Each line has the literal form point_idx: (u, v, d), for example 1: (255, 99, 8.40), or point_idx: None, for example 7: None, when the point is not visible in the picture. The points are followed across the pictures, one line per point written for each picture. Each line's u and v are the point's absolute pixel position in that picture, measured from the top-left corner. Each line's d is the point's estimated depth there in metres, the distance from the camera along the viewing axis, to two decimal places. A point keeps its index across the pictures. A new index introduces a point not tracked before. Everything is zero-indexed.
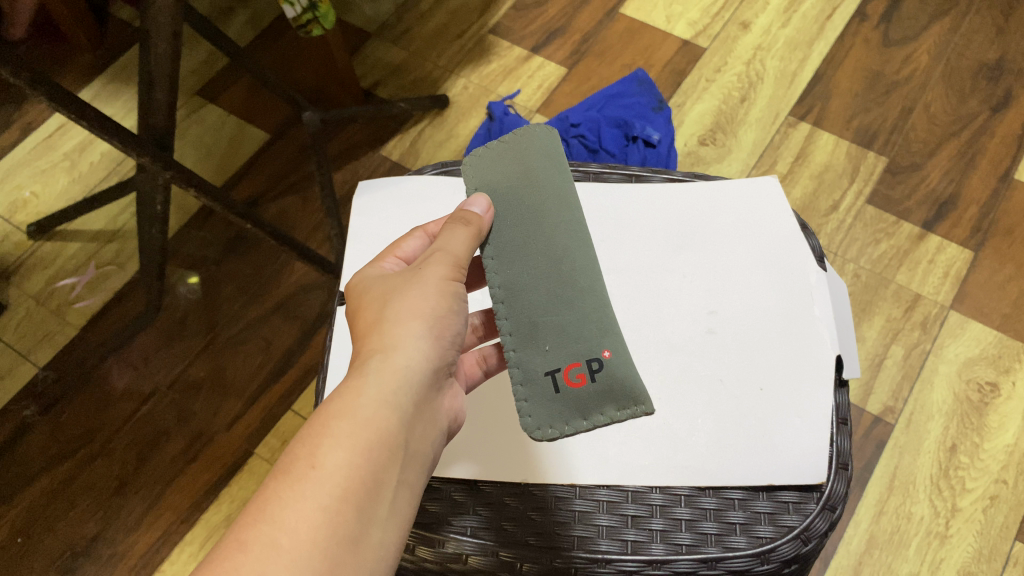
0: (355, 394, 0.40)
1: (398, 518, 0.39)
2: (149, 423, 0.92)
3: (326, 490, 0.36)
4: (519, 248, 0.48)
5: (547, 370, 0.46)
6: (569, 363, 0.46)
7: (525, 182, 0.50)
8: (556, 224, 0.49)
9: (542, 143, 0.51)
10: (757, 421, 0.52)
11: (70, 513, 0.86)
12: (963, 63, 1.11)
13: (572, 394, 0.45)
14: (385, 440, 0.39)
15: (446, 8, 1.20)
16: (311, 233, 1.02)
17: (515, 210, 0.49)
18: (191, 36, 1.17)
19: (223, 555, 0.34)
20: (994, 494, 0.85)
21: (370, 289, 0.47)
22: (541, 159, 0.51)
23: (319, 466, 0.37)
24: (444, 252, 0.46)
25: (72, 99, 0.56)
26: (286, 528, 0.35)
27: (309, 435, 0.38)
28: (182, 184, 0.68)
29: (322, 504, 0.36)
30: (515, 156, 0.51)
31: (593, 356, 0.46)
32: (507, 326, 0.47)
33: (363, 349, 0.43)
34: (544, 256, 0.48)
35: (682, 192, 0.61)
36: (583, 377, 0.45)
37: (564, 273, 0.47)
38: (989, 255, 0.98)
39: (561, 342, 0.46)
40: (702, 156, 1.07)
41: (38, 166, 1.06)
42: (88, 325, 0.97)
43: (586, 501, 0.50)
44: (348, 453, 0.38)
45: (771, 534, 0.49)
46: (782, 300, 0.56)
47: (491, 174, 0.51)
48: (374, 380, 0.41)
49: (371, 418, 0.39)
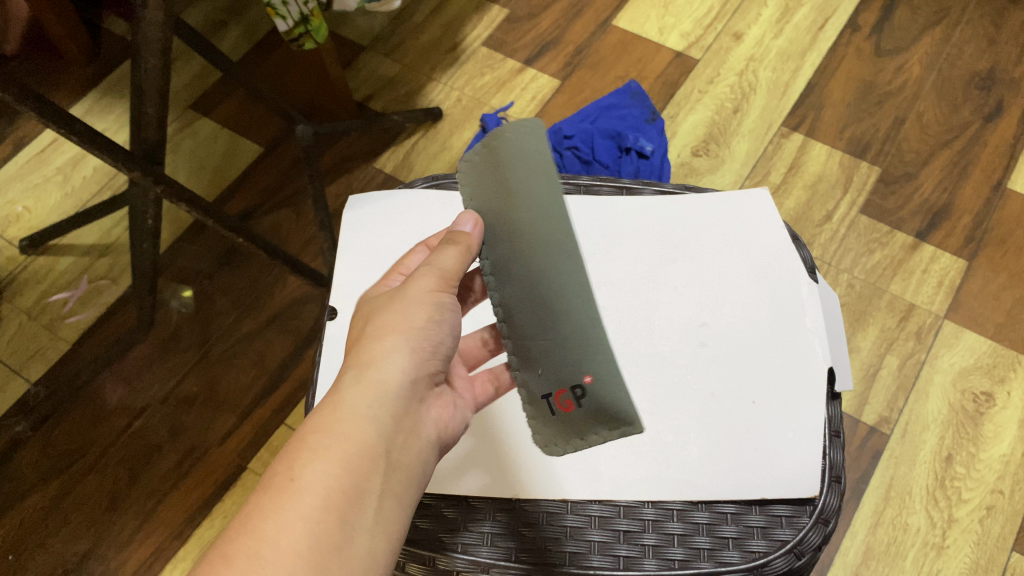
0: (333, 409, 0.40)
1: (387, 525, 0.39)
2: (142, 439, 0.91)
3: (306, 501, 0.36)
4: (505, 263, 0.46)
5: (543, 393, 0.45)
6: (558, 388, 0.44)
7: (503, 195, 0.45)
8: (534, 238, 0.44)
9: (515, 143, 0.45)
10: (751, 436, 0.52)
11: (63, 530, 0.86)
12: (955, 73, 1.12)
13: (565, 419, 0.44)
14: (366, 451, 0.39)
15: (440, 20, 1.21)
16: (305, 247, 1.02)
17: (499, 228, 0.46)
18: (184, 50, 1.17)
19: (206, 570, 0.34)
20: (991, 504, 0.84)
21: (360, 312, 0.47)
22: (516, 161, 0.45)
23: (299, 479, 0.37)
24: (428, 267, 0.46)
25: (62, 115, 0.56)
26: (267, 540, 0.35)
27: (289, 450, 0.39)
28: (174, 199, 0.68)
29: (302, 514, 0.36)
30: (494, 164, 0.46)
31: (577, 382, 0.43)
32: (509, 344, 0.47)
33: (345, 368, 0.43)
34: (526, 274, 0.44)
35: (673, 204, 0.61)
36: (571, 402, 0.44)
37: (543, 294, 0.44)
38: (983, 265, 0.98)
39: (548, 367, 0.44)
40: (695, 167, 1.07)
41: (31, 181, 1.06)
42: (81, 339, 0.97)
43: (578, 516, 0.49)
44: (328, 465, 0.38)
45: (764, 549, 0.48)
46: (772, 312, 0.56)
47: (475, 182, 0.47)
48: (352, 394, 0.41)
49: (350, 430, 0.39)
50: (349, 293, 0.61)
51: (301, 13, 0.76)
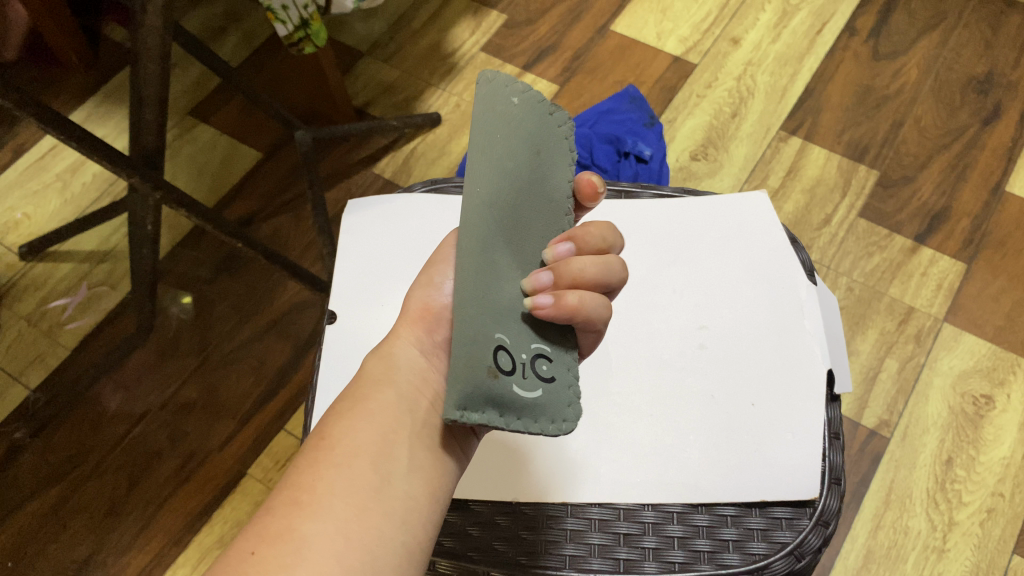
0: (361, 380, 0.44)
1: (425, 471, 0.41)
2: (141, 445, 0.91)
3: (337, 452, 0.39)
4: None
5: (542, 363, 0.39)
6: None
7: None
8: None
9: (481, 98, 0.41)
10: (751, 438, 0.52)
11: (62, 536, 0.86)
12: (952, 77, 1.12)
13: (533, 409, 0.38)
14: (392, 408, 0.42)
15: (438, 26, 1.21)
16: (304, 252, 1.02)
17: None
18: (183, 57, 1.17)
19: (252, 523, 0.37)
20: (991, 507, 0.84)
21: None
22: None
23: (330, 437, 0.40)
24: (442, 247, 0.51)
25: (62, 121, 0.56)
26: (303, 487, 0.38)
27: (324, 420, 0.42)
28: (173, 205, 0.68)
29: (334, 462, 0.39)
30: None
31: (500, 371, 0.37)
32: None
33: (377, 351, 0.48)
34: None
35: (671, 207, 0.61)
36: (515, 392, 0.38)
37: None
38: (981, 268, 0.99)
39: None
40: (693, 172, 1.07)
41: (30, 187, 1.06)
42: (80, 346, 0.97)
43: (578, 519, 0.49)
44: (358, 422, 0.41)
45: (764, 551, 0.48)
46: (771, 314, 0.56)
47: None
48: (377, 364, 0.45)
49: (379, 394, 0.43)
50: (348, 298, 0.61)
51: (301, 17, 0.76)
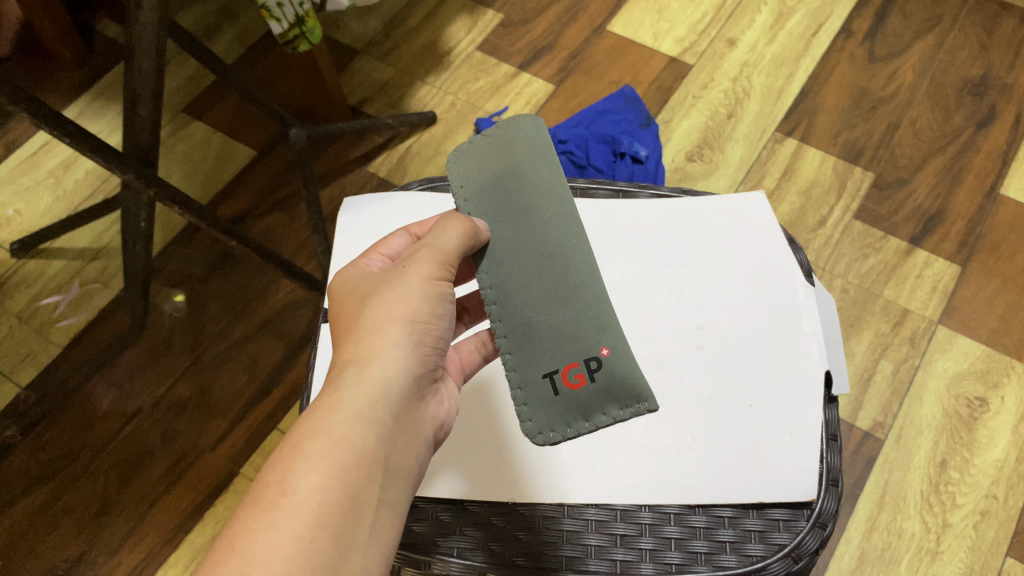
0: (328, 412, 0.40)
1: (382, 539, 0.39)
2: (133, 443, 0.90)
3: (299, 517, 0.36)
4: (494, 252, 0.48)
5: (544, 371, 0.47)
6: (568, 362, 0.46)
7: (514, 176, 0.50)
8: (547, 219, 0.49)
9: (523, 132, 0.52)
10: (749, 440, 0.51)
11: (53, 535, 0.85)
12: (947, 79, 1.12)
13: (572, 399, 0.46)
14: (361, 462, 0.39)
15: (434, 24, 1.20)
16: (298, 250, 1.02)
17: (509, 204, 0.49)
18: (177, 54, 1.16)
19: None
20: (985, 509, 0.84)
21: (352, 293, 0.47)
22: (526, 148, 0.51)
23: (291, 492, 0.37)
24: (432, 248, 0.46)
25: (55, 116, 0.55)
26: (256, 562, 0.34)
27: (279, 458, 0.38)
28: (167, 202, 0.67)
29: (295, 532, 0.36)
30: (500, 148, 0.51)
31: (591, 354, 0.46)
32: (501, 328, 0.48)
33: (339, 359, 0.43)
34: (539, 249, 0.48)
35: (668, 207, 0.61)
36: (582, 377, 0.46)
37: (558, 266, 0.48)
38: (976, 270, 0.99)
39: (550, 343, 0.47)
40: (689, 172, 1.07)
41: (22, 184, 1.05)
42: (72, 343, 0.96)
43: (575, 520, 0.49)
44: (318, 478, 0.37)
45: (761, 553, 0.48)
46: (769, 316, 0.56)
47: (468, 164, 0.52)
48: (350, 393, 0.41)
49: (340, 437, 0.39)
50: None
51: (296, 15, 0.75)
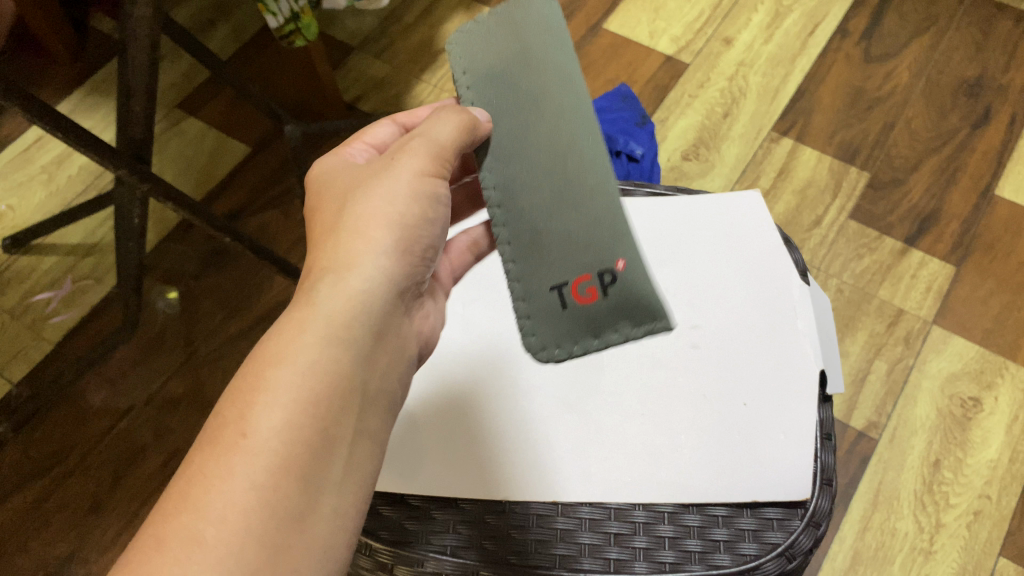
0: (298, 334, 0.39)
1: (355, 476, 0.38)
2: (126, 440, 0.90)
3: (261, 462, 0.34)
4: (502, 154, 0.46)
5: (552, 285, 0.44)
6: (580, 272, 0.44)
7: (526, 69, 0.46)
8: (560, 116, 0.45)
9: (536, 12, 0.48)
10: (744, 440, 0.51)
11: (44, 532, 0.85)
12: (943, 79, 1.12)
13: (580, 315, 0.44)
14: (331, 393, 0.37)
15: (431, 21, 1.20)
16: (293, 247, 1.01)
17: (520, 97, 0.46)
18: (173, 49, 1.16)
19: (141, 551, 0.32)
20: (978, 510, 0.84)
21: (335, 184, 0.47)
22: (536, 30, 0.47)
23: (251, 435, 0.35)
24: (424, 138, 0.45)
25: (46, 110, 0.55)
26: (210, 518, 0.33)
27: (248, 370, 0.37)
28: (160, 198, 0.67)
29: (256, 481, 0.34)
30: (510, 32, 0.47)
31: (602, 263, 0.43)
32: (506, 234, 0.45)
33: (318, 266, 0.42)
34: (551, 153, 0.45)
35: (662, 211, 0.60)
36: (593, 289, 0.43)
37: (570, 171, 0.44)
38: (971, 270, 0.99)
39: (563, 248, 0.44)
40: (685, 172, 1.07)
41: (15, 179, 1.05)
42: (64, 339, 0.95)
43: (568, 518, 0.48)
44: (284, 415, 0.36)
45: (755, 552, 0.47)
46: (764, 316, 0.55)
47: (480, 45, 0.48)
48: (325, 311, 0.39)
49: (310, 367, 0.37)
50: None
51: (292, 10, 0.75)
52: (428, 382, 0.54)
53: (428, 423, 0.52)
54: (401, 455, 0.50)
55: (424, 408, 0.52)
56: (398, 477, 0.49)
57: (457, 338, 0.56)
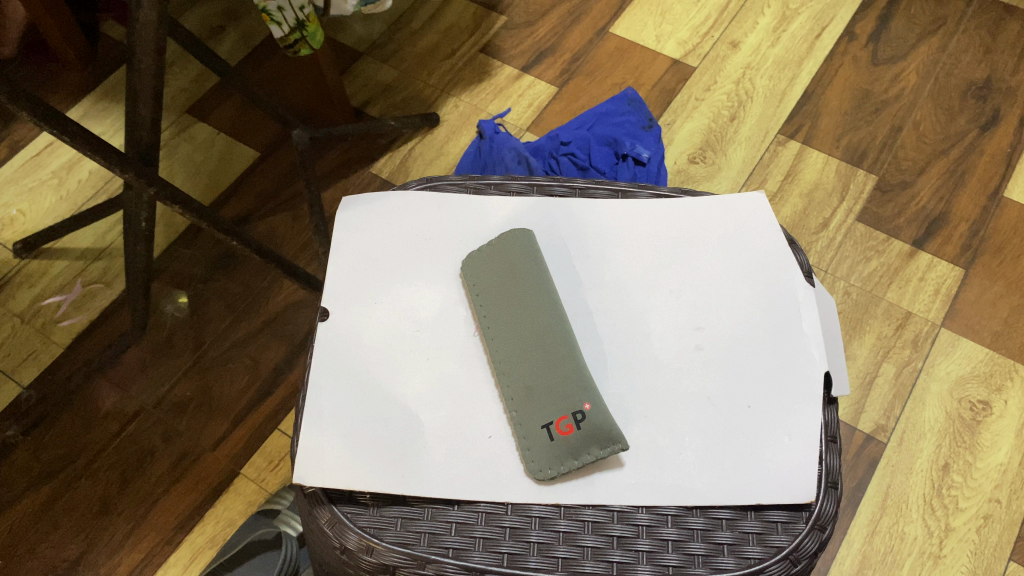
0: None
1: None
2: (135, 443, 0.90)
3: None
4: (490, 309, 0.51)
5: (541, 423, 0.47)
6: (559, 415, 0.47)
7: (519, 265, 0.52)
8: (538, 307, 0.50)
9: (538, 276, 0.52)
10: (747, 442, 0.48)
11: (52, 535, 0.85)
12: (951, 82, 1.12)
13: (563, 444, 0.46)
14: None
15: (437, 26, 1.21)
16: (299, 251, 1.02)
17: (509, 323, 0.50)
18: (180, 55, 1.17)
19: None
20: (988, 513, 0.84)
21: None
22: (535, 292, 0.51)
23: None
24: None
25: (53, 114, 0.55)
26: None
27: None
28: (167, 202, 0.66)
29: None
30: (504, 265, 0.52)
31: (577, 407, 0.47)
32: (507, 391, 0.49)
33: None
34: (535, 333, 0.50)
35: (667, 207, 0.57)
36: (571, 426, 0.47)
37: (549, 346, 0.49)
38: (979, 273, 0.98)
39: (544, 397, 0.48)
40: (691, 174, 1.06)
41: (26, 184, 1.06)
42: (74, 342, 0.96)
43: (570, 521, 0.46)
44: None
45: (759, 555, 0.46)
46: (768, 318, 0.52)
47: (482, 282, 0.52)
48: None
49: None
50: (342, 292, 0.54)
51: (297, 19, 0.75)
52: (425, 379, 0.51)
53: (423, 423, 0.49)
54: (396, 458, 0.48)
55: (419, 407, 0.50)
56: (395, 480, 0.47)
57: (456, 330, 0.52)
